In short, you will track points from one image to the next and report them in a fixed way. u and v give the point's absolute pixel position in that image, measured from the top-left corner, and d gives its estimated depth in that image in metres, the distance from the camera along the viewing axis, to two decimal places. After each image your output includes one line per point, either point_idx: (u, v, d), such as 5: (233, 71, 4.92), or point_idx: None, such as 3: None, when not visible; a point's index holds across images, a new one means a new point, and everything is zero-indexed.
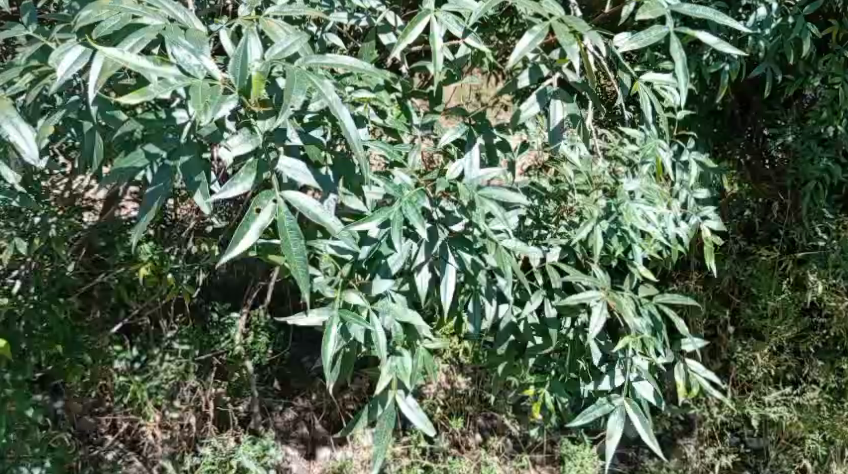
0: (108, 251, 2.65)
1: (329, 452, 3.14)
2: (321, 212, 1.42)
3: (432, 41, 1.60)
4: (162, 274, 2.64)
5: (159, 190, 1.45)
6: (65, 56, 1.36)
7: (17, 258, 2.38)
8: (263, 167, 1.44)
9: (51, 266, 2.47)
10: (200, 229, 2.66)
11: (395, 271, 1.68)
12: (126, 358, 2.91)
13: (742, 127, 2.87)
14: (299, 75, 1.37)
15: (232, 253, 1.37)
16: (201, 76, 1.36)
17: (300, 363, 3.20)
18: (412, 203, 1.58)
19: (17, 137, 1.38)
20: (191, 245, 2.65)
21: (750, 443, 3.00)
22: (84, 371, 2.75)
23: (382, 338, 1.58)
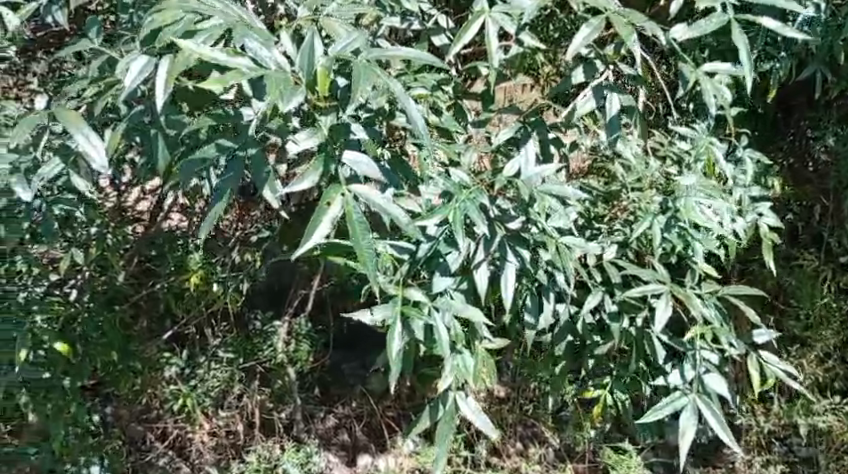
0: (160, 263, 2.69)
1: (370, 459, 3.14)
2: (390, 207, 1.43)
3: (489, 40, 1.63)
4: (208, 282, 2.71)
5: (228, 184, 1.45)
6: (131, 65, 1.39)
7: (74, 267, 2.41)
8: (327, 161, 1.43)
9: (105, 277, 2.53)
10: (246, 239, 2.72)
11: (454, 269, 1.66)
12: (175, 365, 2.91)
13: (785, 129, 2.80)
14: (365, 68, 1.37)
15: (307, 246, 1.35)
16: (272, 67, 1.37)
17: (340, 370, 3.27)
18: (470, 199, 1.59)
19: (87, 147, 1.40)
20: (235, 255, 2.72)
21: (799, 452, 2.95)
22: (134, 379, 2.76)
23: (446, 339, 1.61)
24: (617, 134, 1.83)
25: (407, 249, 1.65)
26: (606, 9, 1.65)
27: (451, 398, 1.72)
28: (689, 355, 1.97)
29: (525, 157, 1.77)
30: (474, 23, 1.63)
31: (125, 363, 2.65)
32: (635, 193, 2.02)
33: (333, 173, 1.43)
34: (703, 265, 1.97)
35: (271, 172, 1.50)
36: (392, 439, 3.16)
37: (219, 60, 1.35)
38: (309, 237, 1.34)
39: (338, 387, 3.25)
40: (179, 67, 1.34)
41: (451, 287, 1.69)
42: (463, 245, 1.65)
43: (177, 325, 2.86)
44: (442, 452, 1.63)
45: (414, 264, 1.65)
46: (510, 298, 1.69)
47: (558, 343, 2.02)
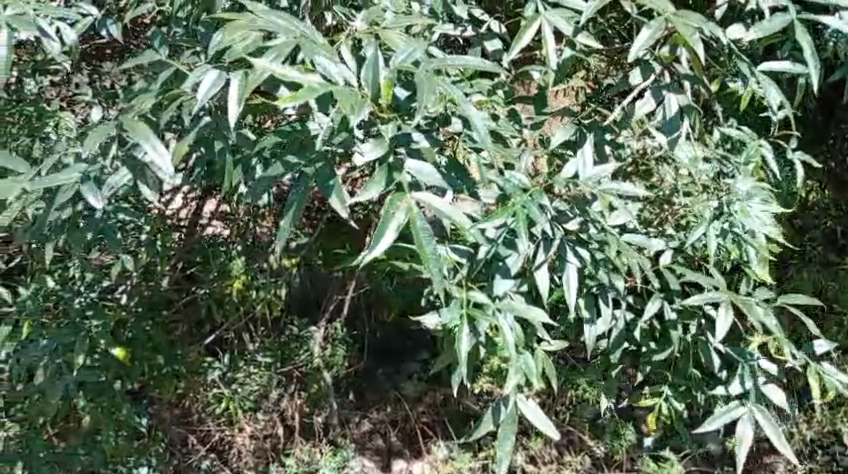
0: (203, 271, 2.73)
1: (405, 464, 3.18)
2: (456, 214, 1.44)
3: (544, 40, 1.65)
4: (249, 288, 2.80)
5: (296, 200, 1.46)
6: (203, 78, 1.43)
7: (124, 273, 2.47)
8: (390, 172, 1.44)
9: (151, 284, 2.57)
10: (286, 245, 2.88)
11: (514, 271, 1.65)
12: (218, 368, 2.92)
13: (827, 131, 2.75)
14: (428, 82, 1.40)
15: (371, 254, 1.38)
16: (341, 83, 1.40)
17: (374, 376, 3.25)
18: (532, 198, 1.57)
19: (154, 156, 1.44)
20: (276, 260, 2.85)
21: (842, 461, 2.95)
22: (178, 382, 2.81)
23: (510, 337, 1.60)
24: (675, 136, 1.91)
25: (466, 253, 1.68)
26: (664, 9, 1.67)
27: (512, 399, 1.71)
28: (748, 365, 1.99)
29: (583, 160, 1.79)
30: (533, 23, 1.66)
31: (171, 366, 2.71)
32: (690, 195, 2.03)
33: (396, 182, 1.45)
34: (757, 271, 1.96)
35: (341, 185, 1.47)
36: (427, 445, 3.17)
37: (290, 76, 1.38)
38: (372, 248, 1.37)
39: (374, 393, 3.25)
40: (251, 83, 1.37)
41: (512, 289, 1.68)
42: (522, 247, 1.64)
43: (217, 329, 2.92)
44: (506, 449, 1.65)
45: (474, 266, 1.66)
46: (574, 299, 1.68)
47: (613, 351, 2.03)
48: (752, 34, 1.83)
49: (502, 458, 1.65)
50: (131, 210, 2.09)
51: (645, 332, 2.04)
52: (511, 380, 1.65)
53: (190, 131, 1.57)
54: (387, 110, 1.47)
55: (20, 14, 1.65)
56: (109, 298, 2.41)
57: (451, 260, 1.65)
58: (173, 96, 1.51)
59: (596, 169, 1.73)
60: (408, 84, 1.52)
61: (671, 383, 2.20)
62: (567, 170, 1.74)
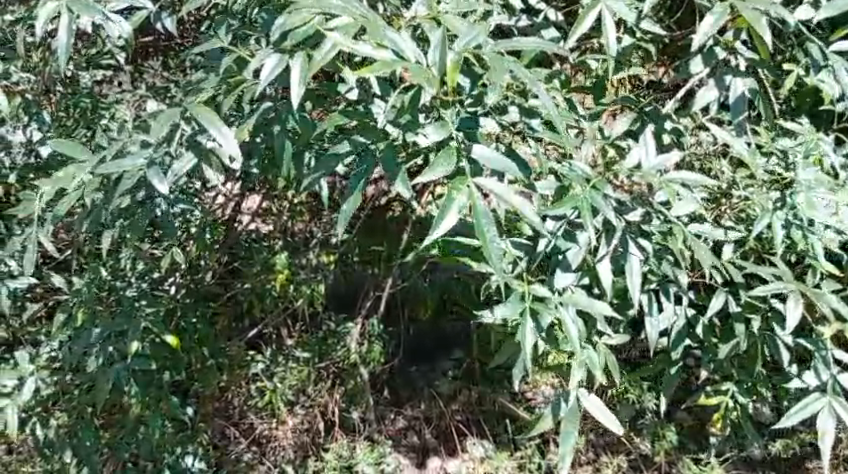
0: (246, 264, 2.76)
1: (440, 462, 3.12)
2: (515, 200, 1.39)
3: (605, 26, 1.65)
4: (291, 281, 2.86)
5: (360, 174, 1.48)
6: (264, 63, 1.45)
7: (172, 265, 2.49)
8: (452, 153, 1.43)
9: (194, 278, 2.60)
10: (328, 240, 2.87)
11: (576, 265, 1.65)
12: (261, 362, 2.93)
13: None
14: (495, 63, 1.40)
15: (433, 237, 1.38)
16: (414, 61, 1.38)
17: (409, 372, 3.24)
18: (597, 190, 1.56)
19: (219, 139, 1.49)
20: (315, 255, 2.87)
21: None
22: (222, 374, 2.84)
23: (572, 328, 1.61)
24: (741, 118, 1.92)
25: (526, 246, 1.68)
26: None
27: (573, 395, 1.77)
28: (821, 356, 2.02)
29: (646, 147, 1.78)
30: (593, 9, 1.64)
31: (215, 359, 2.73)
32: (749, 190, 1.96)
33: (457, 164, 1.42)
34: (823, 264, 1.92)
35: (403, 164, 1.50)
36: (462, 442, 3.12)
37: (363, 53, 1.37)
38: (434, 231, 1.37)
39: (408, 390, 3.22)
40: (316, 65, 1.38)
41: (574, 283, 1.67)
42: (582, 240, 1.64)
43: (258, 326, 2.94)
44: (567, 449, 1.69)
45: (534, 260, 1.67)
46: (636, 292, 1.64)
47: (674, 348, 2.06)
48: (823, 13, 1.79)
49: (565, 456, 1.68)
50: (187, 200, 2.10)
51: (706, 328, 2.06)
52: (575, 374, 1.71)
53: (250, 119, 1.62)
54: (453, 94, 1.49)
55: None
56: (160, 289, 2.43)
57: (511, 254, 1.65)
58: (236, 84, 1.60)
59: (660, 157, 1.72)
60: (473, 74, 1.53)
61: (735, 380, 2.27)
62: (631, 160, 1.74)
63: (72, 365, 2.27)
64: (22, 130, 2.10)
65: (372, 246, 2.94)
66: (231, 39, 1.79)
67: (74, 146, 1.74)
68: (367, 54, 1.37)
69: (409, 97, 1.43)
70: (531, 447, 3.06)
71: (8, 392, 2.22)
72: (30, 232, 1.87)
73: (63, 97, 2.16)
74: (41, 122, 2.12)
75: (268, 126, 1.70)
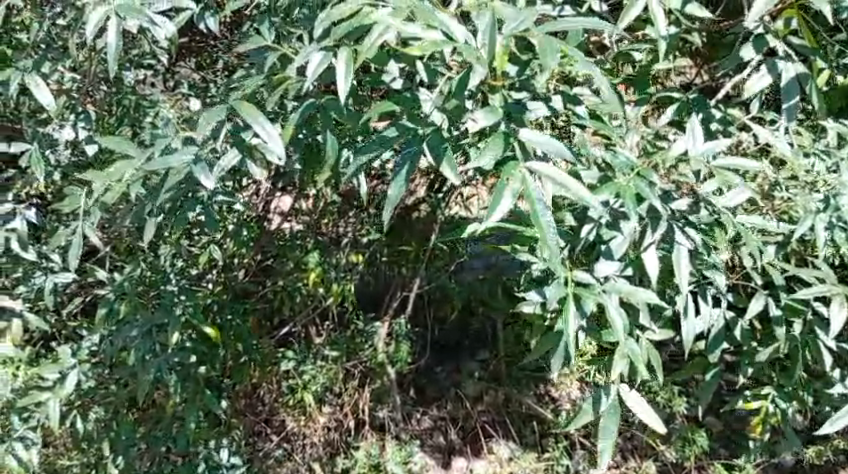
0: (280, 261, 2.82)
1: (466, 462, 3.18)
2: (572, 184, 1.38)
3: (653, 12, 1.65)
4: (325, 279, 2.85)
5: (406, 165, 1.44)
6: (310, 58, 1.46)
7: (210, 262, 2.51)
8: (503, 139, 1.40)
9: (228, 275, 2.62)
10: (358, 240, 2.88)
11: (621, 254, 1.65)
12: (292, 359, 2.93)
13: None
14: (547, 44, 1.36)
15: (490, 219, 1.36)
16: (464, 41, 1.37)
17: (433, 373, 3.31)
18: (642, 177, 1.56)
19: (264, 137, 1.52)
20: (347, 252, 2.87)
21: None
22: (255, 371, 2.85)
23: (617, 316, 1.58)
24: (796, 99, 1.86)
25: (570, 235, 1.66)
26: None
27: (614, 388, 1.74)
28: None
29: (692, 132, 1.74)
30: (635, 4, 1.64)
31: (249, 355, 2.71)
32: (792, 190, 1.93)
33: (510, 149, 1.41)
34: None
35: (451, 149, 1.48)
36: (487, 444, 3.19)
37: (414, 33, 1.36)
38: (487, 215, 1.35)
39: (434, 390, 3.28)
40: (363, 51, 1.37)
41: (616, 273, 1.67)
42: (627, 229, 1.64)
43: (287, 324, 2.95)
44: (609, 440, 1.67)
45: (579, 249, 1.67)
46: (684, 281, 1.66)
47: (712, 350, 2.07)
48: None
49: (603, 448, 1.66)
50: (232, 194, 2.11)
51: (745, 332, 2.07)
52: (616, 369, 1.66)
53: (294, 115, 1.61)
54: (502, 77, 1.44)
55: (127, 3, 1.69)
56: (198, 285, 2.46)
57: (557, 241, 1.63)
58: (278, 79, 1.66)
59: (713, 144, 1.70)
60: (519, 59, 1.46)
61: (777, 384, 2.28)
62: (679, 148, 1.70)
63: (113, 358, 2.30)
64: (67, 125, 2.12)
65: (399, 246, 2.99)
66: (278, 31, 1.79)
67: (124, 144, 1.77)
68: (418, 35, 1.37)
69: (457, 81, 1.39)
70: (558, 449, 3.10)
71: (50, 386, 2.23)
72: (76, 226, 1.91)
73: (107, 99, 2.18)
74: (87, 120, 2.12)
75: (315, 121, 1.72)
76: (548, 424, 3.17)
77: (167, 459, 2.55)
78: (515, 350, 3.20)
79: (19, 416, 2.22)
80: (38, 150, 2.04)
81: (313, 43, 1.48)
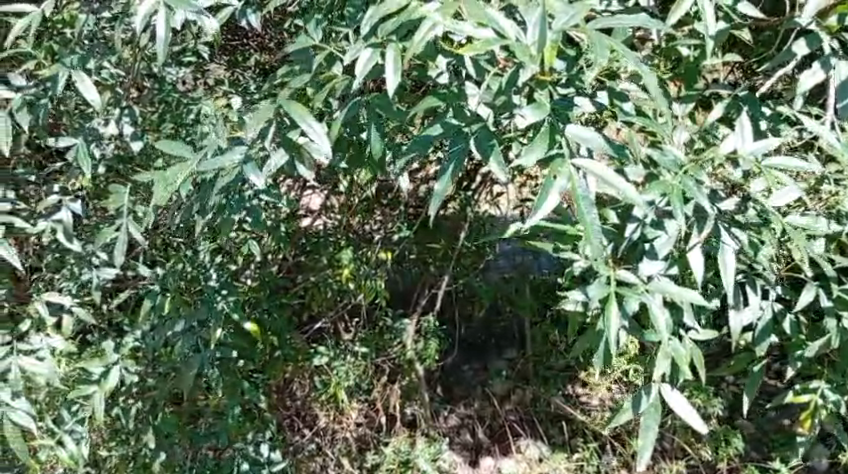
0: (312, 258, 2.84)
1: (494, 461, 3.24)
2: (617, 182, 1.39)
3: (701, 10, 1.66)
4: (357, 275, 2.85)
5: (453, 161, 1.45)
6: (357, 57, 1.48)
7: (250, 258, 2.54)
8: (551, 135, 1.39)
9: (267, 271, 2.65)
10: (388, 237, 2.91)
11: (664, 254, 1.65)
12: (325, 356, 2.93)
13: None
14: (598, 40, 1.36)
15: (536, 217, 1.36)
16: (515, 36, 1.34)
17: (460, 372, 3.38)
18: (691, 176, 1.56)
19: (313, 137, 1.55)
20: (377, 246, 2.88)
21: None
22: (286, 367, 2.89)
23: (661, 317, 1.58)
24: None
25: (612, 232, 1.65)
26: None
27: (655, 388, 1.73)
28: None
29: (741, 132, 1.73)
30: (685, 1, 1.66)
31: (282, 350, 2.77)
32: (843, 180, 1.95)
33: (559, 143, 1.40)
34: None
35: (498, 147, 1.47)
36: (515, 442, 3.24)
37: (466, 31, 1.36)
38: (535, 212, 1.36)
39: (461, 388, 3.35)
40: (412, 51, 1.37)
41: (661, 272, 1.67)
42: (672, 228, 1.64)
43: (322, 319, 2.99)
44: (649, 440, 1.64)
45: (623, 248, 1.65)
46: (730, 281, 1.66)
47: (761, 343, 2.03)
48: None
49: (645, 449, 1.64)
50: (274, 192, 2.13)
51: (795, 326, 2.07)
52: (661, 369, 1.66)
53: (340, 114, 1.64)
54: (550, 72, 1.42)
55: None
56: (238, 281, 2.49)
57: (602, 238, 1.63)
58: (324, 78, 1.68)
59: (761, 143, 1.70)
60: (566, 57, 1.49)
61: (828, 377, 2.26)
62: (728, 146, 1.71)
63: (156, 351, 2.35)
64: (112, 121, 2.15)
65: (429, 243, 3.01)
66: (328, 28, 1.80)
67: (178, 145, 1.79)
68: (470, 33, 1.36)
69: (508, 77, 1.39)
70: (588, 448, 3.09)
71: (94, 380, 2.27)
72: (122, 223, 1.95)
73: (154, 92, 2.24)
74: (131, 116, 2.16)
75: (363, 119, 1.73)
76: (577, 424, 3.16)
77: (205, 452, 2.59)
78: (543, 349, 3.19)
79: (67, 408, 2.27)
80: (85, 147, 2.04)
81: (362, 42, 1.49)
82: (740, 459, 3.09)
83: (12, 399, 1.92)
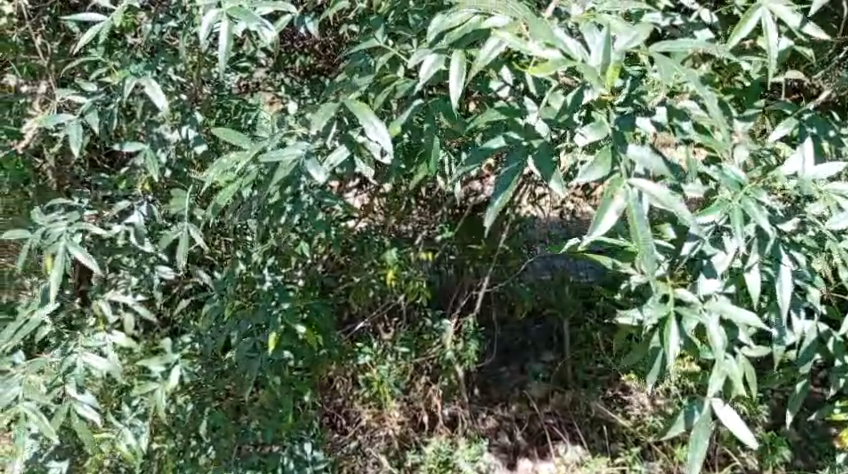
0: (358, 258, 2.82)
1: (531, 464, 3.22)
2: (669, 202, 1.37)
3: (765, 26, 1.63)
4: (400, 276, 2.85)
5: (513, 171, 1.44)
6: (423, 60, 1.49)
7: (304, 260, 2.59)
8: (613, 154, 1.40)
9: (320, 275, 2.70)
10: (430, 237, 2.95)
11: (721, 271, 1.69)
12: (368, 354, 3.01)
13: None
14: (667, 65, 1.39)
15: (592, 236, 1.35)
16: (580, 56, 1.36)
17: (498, 374, 3.44)
18: (752, 197, 1.60)
19: (375, 137, 1.56)
20: (420, 247, 2.91)
21: None
22: (331, 368, 2.93)
23: (717, 335, 1.59)
24: None
25: (670, 249, 1.70)
26: None
27: (707, 403, 1.75)
28: None
29: (803, 155, 1.79)
30: (754, 13, 1.66)
31: (329, 350, 2.73)
32: None
33: (619, 163, 1.40)
34: None
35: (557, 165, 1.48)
36: (554, 446, 3.23)
37: (532, 53, 1.36)
38: (594, 229, 1.34)
39: (498, 390, 3.38)
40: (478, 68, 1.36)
41: (718, 290, 1.72)
42: (730, 247, 1.68)
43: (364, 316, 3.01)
44: (698, 455, 1.66)
45: (681, 263, 1.69)
46: (785, 303, 1.72)
47: (803, 364, 2.03)
48: None
49: (694, 460, 1.65)
50: (334, 194, 2.17)
51: (840, 345, 2.05)
52: (714, 386, 1.68)
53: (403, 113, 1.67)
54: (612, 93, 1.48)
55: (237, 5, 1.73)
56: (291, 281, 2.54)
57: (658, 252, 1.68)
58: (384, 81, 1.70)
59: (824, 168, 1.75)
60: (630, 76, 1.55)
61: None
62: (789, 167, 1.76)
63: (212, 351, 2.42)
64: (175, 127, 2.21)
65: (469, 244, 3.04)
66: (392, 36, 1.83)
67: (237, 134, 1.81)
68: (536, 54, 1.36)
69: (572, 96, 1.44)
70: (631, 453, 3.09)
71: (155, 377, 2.36)
72: (183, 226, 2.04)
73: (213, 99, 2.27)
74: (193, 123, 2.21)
75: (422, 127, 1.77)
76: (618, 428, 3.20)
77: (253, 448, 2.66)
78: (582, 352, 3.30)
79: (128, 404, 2.39)
80: (152, 152, 2.16)
81: (426, 47, 1.52)
82: (787, 468, 3.07)
83: (77, 392, 2.07)
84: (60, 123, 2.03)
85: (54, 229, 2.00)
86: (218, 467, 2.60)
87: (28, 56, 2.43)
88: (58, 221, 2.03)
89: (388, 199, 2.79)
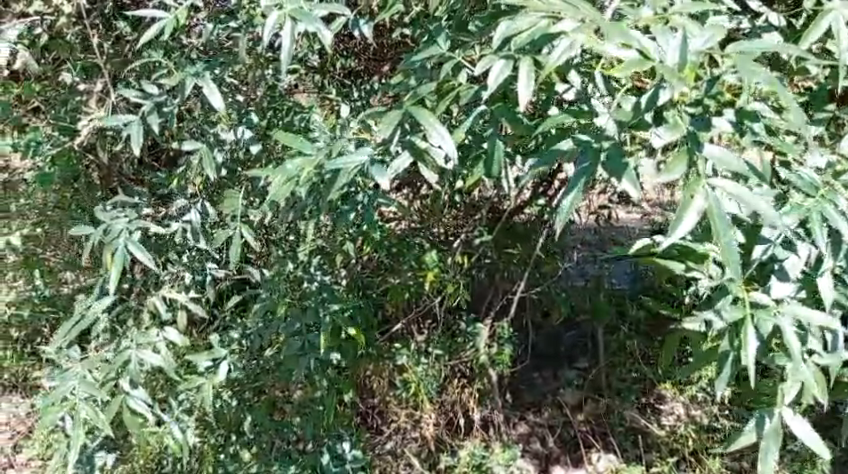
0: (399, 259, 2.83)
1: (563, 472, 3.19)
2: (750, 199, 1.42)
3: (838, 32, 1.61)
4: (440, 278, 2.87)
5: (585, 173, 1.43)
6: (490, 65, 1.48)
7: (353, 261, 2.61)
8: (691, 155, 1.41)
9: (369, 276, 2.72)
10: (469, 241, 2.94)
11: (794, 276, 1.70)
12: (407, 354, 2.99)
13: None
14: (748, 67, 1.41)
15: (673, 236, 1.38)
16: (657, 57, 1.38)
17: (532, 379, 3.40)
18: (826, 201, 1.62)
19: (437, 139, 1.57)
20: (459, 250, 2.91)
21: None
22: (369, 368, 2.95)
23: (793, 341, 1.63)
24: None
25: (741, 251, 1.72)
26: None
27: (777, 413, 1.76)
28: None
29: None
30: (824, 17, 1.64)
31: (367, 350, 2.75)
32: None
33: (696, 163, 1.41)
34: None
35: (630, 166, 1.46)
36: (588, 454, 3.22)
37: (611, 52, 1.39)
38: (672, 231, 1.37)
39: (531, 395, 3.35)
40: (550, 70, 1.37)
41: (792, 295, 1.72)
42: (803, 251, 1.69)
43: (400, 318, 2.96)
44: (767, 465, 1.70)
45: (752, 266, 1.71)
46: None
47: None
48: None
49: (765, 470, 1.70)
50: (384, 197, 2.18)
51: None
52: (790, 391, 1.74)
53: (464, 121, 1.73)
54: (688, 94, 1.46)
55: (298, 7, 1.75)
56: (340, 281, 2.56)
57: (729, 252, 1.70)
58: (446, 89, 1.72)
59: None
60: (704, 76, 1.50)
61: None
62: None
63: (260, 347, 2.45)
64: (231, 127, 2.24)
65: (505, 248, 3.00)
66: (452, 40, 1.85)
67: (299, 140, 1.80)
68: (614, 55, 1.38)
69: (647, 98, 1.42)
70: (667, 463, 3.10)
71: (204, 372, 2.40)
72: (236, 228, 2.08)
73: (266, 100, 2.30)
74: (249, 123, 2.25)
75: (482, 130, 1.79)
76: (653, 438, 3.20)
77: (293, 445, 2.69)
78: (617, 360, 3.31)
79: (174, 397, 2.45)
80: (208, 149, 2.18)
81: (493, 51, 1.52)
82: None
83: (132, 388, 2.13)
84: (121, 123, 2.06)
85: (116, 225, 2.05)
86: (258, 461, 2.64)
87: (84, 55, 2.47)
88: (120, 217, 2.08)
89: (428, 201, 2.78)
